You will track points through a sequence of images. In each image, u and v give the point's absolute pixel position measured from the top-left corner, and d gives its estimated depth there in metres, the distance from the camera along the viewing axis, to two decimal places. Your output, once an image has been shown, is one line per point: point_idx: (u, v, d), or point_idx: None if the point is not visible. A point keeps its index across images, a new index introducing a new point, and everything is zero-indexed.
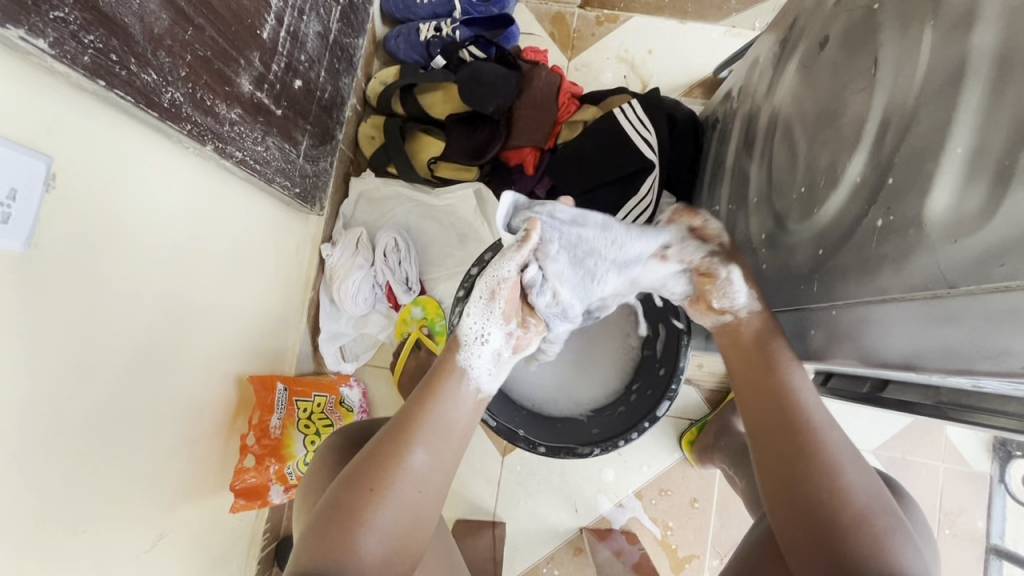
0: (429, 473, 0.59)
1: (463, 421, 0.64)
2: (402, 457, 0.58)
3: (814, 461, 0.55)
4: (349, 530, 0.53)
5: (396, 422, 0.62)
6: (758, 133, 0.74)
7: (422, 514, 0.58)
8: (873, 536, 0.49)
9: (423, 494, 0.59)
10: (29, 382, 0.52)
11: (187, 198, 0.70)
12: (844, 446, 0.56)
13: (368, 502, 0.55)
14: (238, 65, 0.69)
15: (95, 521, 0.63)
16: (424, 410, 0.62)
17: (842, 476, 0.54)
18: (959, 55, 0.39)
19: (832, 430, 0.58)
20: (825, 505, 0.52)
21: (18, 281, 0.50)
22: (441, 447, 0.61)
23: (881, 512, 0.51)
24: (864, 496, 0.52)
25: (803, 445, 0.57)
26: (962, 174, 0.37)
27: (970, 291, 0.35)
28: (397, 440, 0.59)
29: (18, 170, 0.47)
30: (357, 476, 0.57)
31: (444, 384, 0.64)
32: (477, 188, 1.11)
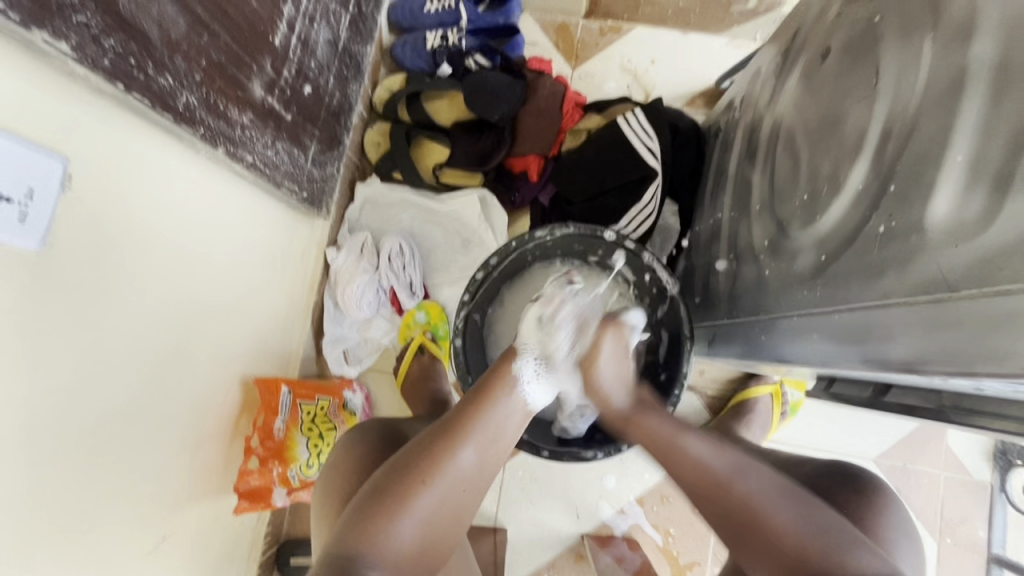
0: (475, 472, 0.61)
1: (513, 427, 0.65)
2: (452, 452, 0.60)
3: (736, 517, 0.57)
4: (392, 515, 0.56)
5: (450, 419, 0.63)
6: (760, 142, 0.75)
7: (462, 508, 0.61)
8: (822, 559, 0.53)
9: (467, 490, 0.60)
10: (39, 380, 0.53)
11: (199, 200, 0.71)
12: (754, 487, 0.58)
13: (416, 490, 0.57)
14: (251, 70, 0.70)
15: (100, 521, 0.64)
16: (478, 412, 0.63)
17: (765, 520, 0.56)
18: (959, 66, 0.40)
19: (732, 471, 0.60)
20: (772, 544, 0.55)
21: (33, 280, 0.50)
22: (490, 448, 0.62)
23: (816, 530, 0.54)
24: (794, 523, 0.55)
25: (725, 510, 0.58)
26: (963, 181, 0.38)
27: (970, 294, 0.36)
28: (449, 434, 0.61)
29: (35, 170, 0.47)
30: (411, 462, 0.59)
31: (500, 389, 0.64)
32: (481, 195, 1.12)
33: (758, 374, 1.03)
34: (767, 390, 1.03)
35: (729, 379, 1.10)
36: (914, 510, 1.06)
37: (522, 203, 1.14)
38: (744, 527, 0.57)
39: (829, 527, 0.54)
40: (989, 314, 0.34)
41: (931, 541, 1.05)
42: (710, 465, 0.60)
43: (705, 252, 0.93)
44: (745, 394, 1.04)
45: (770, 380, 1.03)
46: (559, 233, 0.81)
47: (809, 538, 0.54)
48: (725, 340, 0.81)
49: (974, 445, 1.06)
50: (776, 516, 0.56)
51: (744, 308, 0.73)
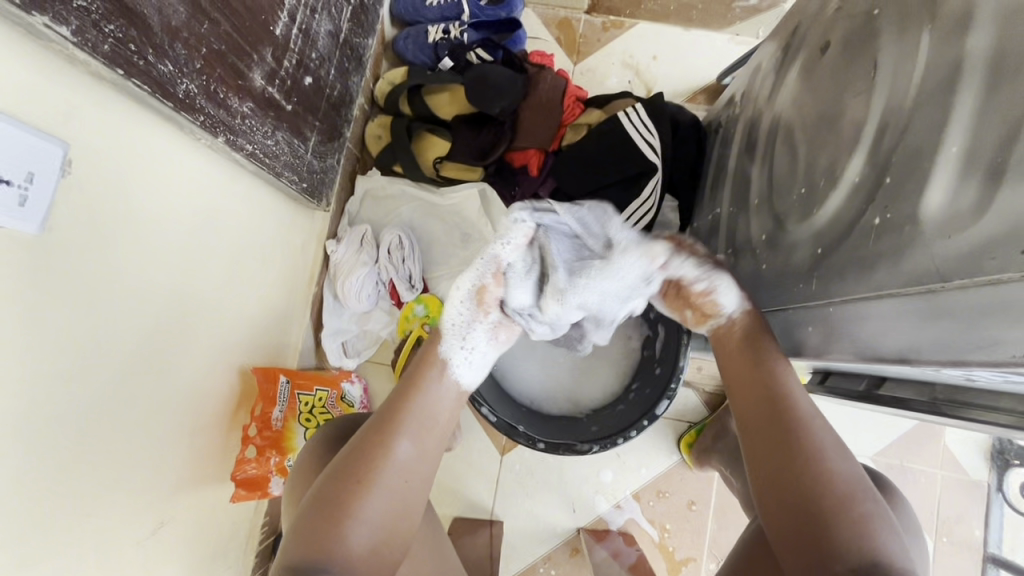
0: (414, 462, 0.62)
1: (447, 411, 0.67)
2: (387, 447, 0.60)
3: (803, 441, 0.57)
4: (339, 522, 0.55)
5: (382, 414, 0.64)
6: (760, 137, 0.75)
7: (410, 503, 0.61)
8: (855, 522, 0.51)
9: (410, 483, 0.61)
10: (38, 364, 0.53)
11: (197, 189, 0.72)
12: (828, 437, 0.57)
13: (356, 492, 0.57)
14: (251, 59, 0.70)
15: (98, 505, 0.64)
16: (405, 405, 0.65)
17: (825, 462, 0.55)
18: (955, 58, 0.40)
19: (814, 418, 0.60)
20: (815, 488, 0.54)
21: (32, 264, 0.51)
22: (424, 438, 0.64)
23: (862, 495, 0.53)
24: (849, 480, 0.54)
25: (788, 439, 0.58)
26: (957, 172, 0.38)
27: (961, 285, 0.36)
28: (381, 431, 0.61)
29: (35, 155, 0.48)
30: (343, 466, 0.58)
31: (423, 376, 0.67)
32: (480, 188, 1.12)
33: None
34: None
35: None
36: (911, 508, 1.06)
37: (522, 198, 1.13)
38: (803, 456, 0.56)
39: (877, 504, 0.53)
40: (980, 305, 0.34)
41: (928, 541, 1.05)
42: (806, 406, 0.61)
43: (704, 247, 0.93)
44: None
45: None
46: None
47: (861, 496, 0.53)
48: None
49: (971, 445, 1.06)
50: (841, 468, 0.55)
51: None
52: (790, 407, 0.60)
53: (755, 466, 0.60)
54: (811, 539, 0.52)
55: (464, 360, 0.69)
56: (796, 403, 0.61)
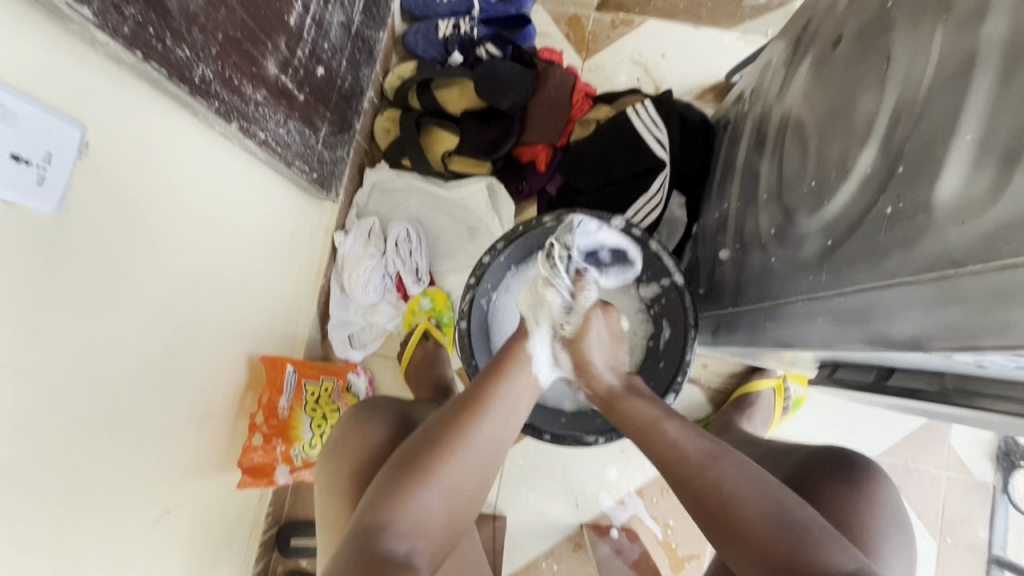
0: (493, 446, 0.64)
1: (523, 402, 0.69)
2: (475, 424, 0.63)
3: (710, 503, 0.59)
4: (418, 487, 0.58)
5: (468, 394, 0.66)
6: (769, 133, 0.75)
7: (480, 484, 0.63)
8: (815, 543, 0.53)
9: (485, 464, 0.63)
10: (50, 342, 0.54)
11: (211, 177, 0.72)
12: (739, 472, 0.60)
13: (441, 464, 0.60)
14: (265, 47, 0.71)
15: (108, 487, 0.65)
16: (494, 389, 0.66)
17: (746, 495, 0.57)
18: (971, 46, 0.40)
19: (717, 450, 0.62)
20: (761, 536, 0.55)
21: (48, 243, 0.51)
22: (507, 422, 0.66)
23: (801, 518, 0.55)
24: (759, 504, 0.57)
25: (714, 491, 0.59)
26: (972, 159, 0.38)
27: (976, 270, 0.36)
28: (470, 409, 0.64)
29: (54, 135, 0.48)
30: (432, 436, 0.62)
31: (513, 364, 0.69)
32: (489, 183, 1.13)
33: (761, 368, 1.04)
34: (770, 384, 1.03)
35: (731, 373, 1.10)
36: (915, 508, 1.06)
37: (529, 193, 1.14)
38: (712, 498, 0.59)
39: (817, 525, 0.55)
40: (996, 288, 0.34)
41: (932, 541, 1.04)
42: (688, 450, 0.63)
43: (711, 243, 0.93)
44: (747, 389, 1.04)
45: (773, 375, 1.03)
46: (567, 218, 0.82)
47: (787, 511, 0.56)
48: (729, 330, 0.82)
49: (977, 447, 1.06)
50: (749, 499, 0.57)
51: (750, 297, 0.73)
52: (681, 453, 0.63)
53: (691, 514, 0.61)
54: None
55: (544, 362, 0.72)
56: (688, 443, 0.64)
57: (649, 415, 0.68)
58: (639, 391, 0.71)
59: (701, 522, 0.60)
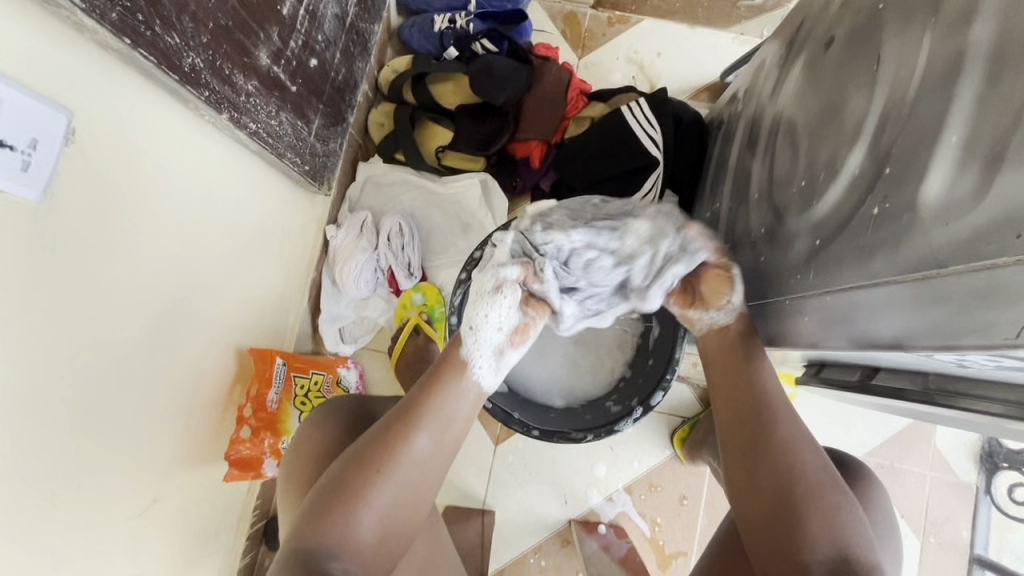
0: (429, 459, 0.62)
1: (463, 410, 0.66)
2: (406, 440, 0.61)
3: (775, 438, 0.61)
4: (346, 511, 0.56)
5: (403, 407, 0.64)
6: (761, 133, 0.76)
7: (418, 500, 0.61)
8: (825, 517, 0.55)
9: (420, 479, 0.61)
10: (34, 332, 0.53)
11: (200, 168, 0.72)
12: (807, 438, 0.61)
13: (369, 484, 0.58)
14: (258, 38, 0.70)
15: (94, 478, 0.64)
16: (429, 400, 0.64)
17: (802, 455, 0.59)
18: (958, 49, 0.40)
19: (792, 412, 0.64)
20: (792, 488, 0.58)
21: (33, 231, 0.51)
22: (443, 433, 0.64)
23: (836, 488, 0.58)
24: (817, 471, 0.58)
25: (767, 437, 0.61)
26: (956, 161, 0.39)
27: (957, 271, 0.36)
28: (403, 423, 0.62)
29: (39, 122, 0.48)
30: (361, 454, 0.59)
31: (448, 374, 0.66)
32: (482, 179, 1.13)
33: None
34: None
35: None
36: (899, 508, 1.07)
37: (523, 189, 1.14)
38: (775, 438, 0.61)
39: (852, 506, 0.57)
40: (977, 289, 0.34)
41: (915, 540, 1.06)
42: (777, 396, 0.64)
43: None
44: None
45: None
46: None
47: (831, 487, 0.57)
48: None
49: (962, 448, 1.07)
50: (809, 461, 0.59)
51: (739, 296, 0.74)
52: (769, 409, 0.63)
53: (735, 442, 0.64)
54: (785, 537, 0.56)
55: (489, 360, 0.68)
56: (778, 404, 0.64)
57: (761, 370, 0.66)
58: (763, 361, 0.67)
59: (744, 451, 0.62)
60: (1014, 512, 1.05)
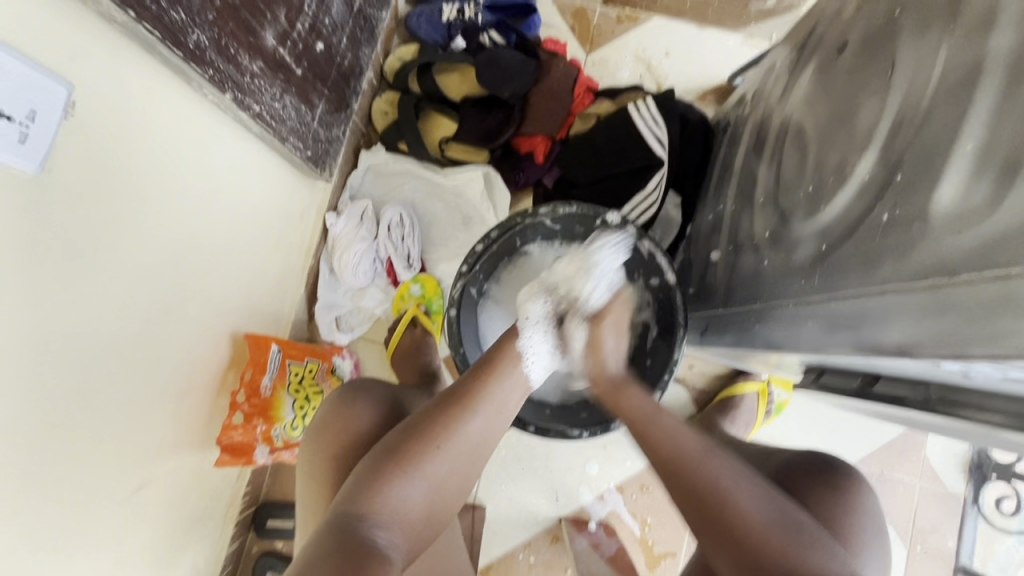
0: (480, 441, 0.63)
1: (516, 400, 0.68)
2: (461, 419, 0.62)
3: (705, 486, 0.58)
4: (399, 480, 0.57)
5: (457, 388, 0.66)
6: (769, 137, 0.75)
7: (463, 478, 0.62)
8: (784, 553, 0.53)
9: (470, 460, 0.63)
10: (25, 307, 0.52)
11: (200, 149, 0.70)
12: (732, 470, 0.59)
13: (426, 457, 0.59)
14: (264, 18, 0.69)
15: (82, 458, 0.63)
16: (484, 385, 0.66)
17: (737, 499, 0.56)
18: (977, 57, 0.40)
19: (709, 452, 0.61)
20: (745, 540, 0.54)
21: (28, 205, 0.50)
22: (496, 417, 0.65)
23: (784, 513, 0.56)
24: (760, 511, 0.56)
25: (699, 496, 0.58)
26: (971, 170, 0.38)
27: (968, 280, 0.36)
28: (460, 404, 0.63)
29: (38, 92, 0.47)
30: (419, 427, 0.61)
31: (506, 363, 0.68)
32: (485, 171, 1.11)
33: (747, 372, 1.04)
34: (754, 388, 1.04)
35: (717, 375, 1.11)
36: (887, 516, 1.07)
37: (525, 184, 1.12)
38: (707, 490, 0.58)
39: (802, 520, 0.56)
40: (986, 298, 0.34)
41: (902, 549, 1.06)
42: (687, 440, 0.63)
43: (704, 244, 0.93)
44: (731, 391, 1.04)
45: (757, 379, 1.04)
46: (561, 212, 0.81)
47: (778, 526, 0.55)
48: (717, 330, 0.82)
49: (952, 458, 1.08)
50: (751, 505, 0.56)
51: (740, 298, 0.73)
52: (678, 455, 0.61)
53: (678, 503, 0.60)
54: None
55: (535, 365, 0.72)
56: (677, 444, 0.62)
57: (669, 420, 0.65)
58: (648, 402, 0.69)
59: (685, 503, 0.59)
60: (1001, 524, 1.05)
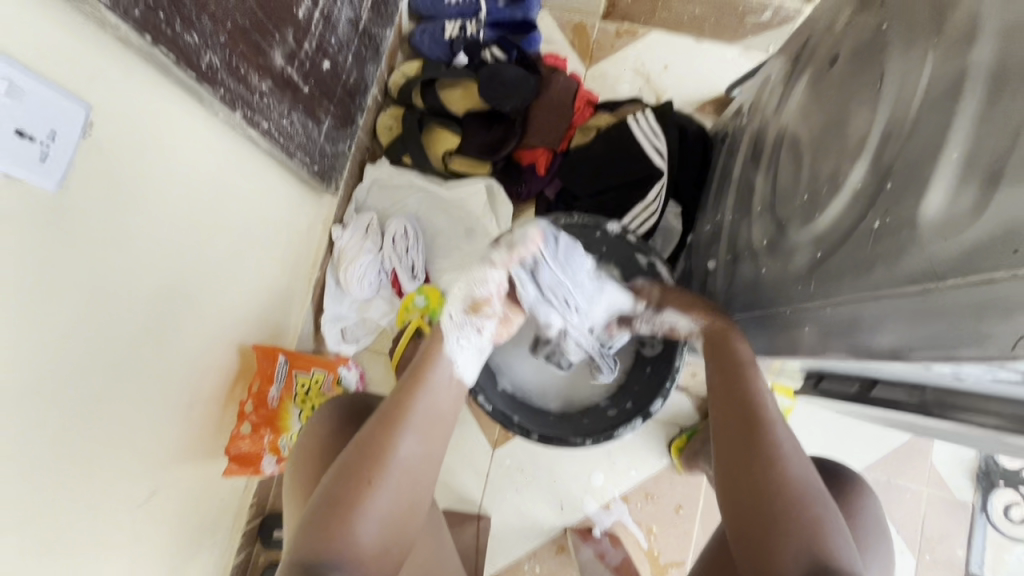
0: (420, 458, 0.63)
1: (448, 404, 0.68)
2: (395, 440, 0.61)
3: (763, 446, 0.60)
4: (348, 518, 0.56)
5: (389, 407, 0.65)
6: (765, 147, 0.77)
7: (414, 502, 0.61)
8: (804, 530, 0.53)
9: (414, 481, 0.61)
10: (46, 318, 0.54)
11: (210, 166, 0.73)
12: (790, 440, 0.60)
13: (366, 491, 0.58)
14: (274, 38, 0.72)
15: (94, 469, 0.65)
16: (415, 398, 0.65)
17: (785, 468, 0.58)
18: (961, 68, 0.41)
19: (778, 421, 0.63)
20: (770, 489, 0.57)
21: (46, 221, 0.51)
22: (431, 433, 0.64)
23: (818, 502, 0.56)
24: (800, 479, 0.57)
25: (759, 452, 0.59)
26: (956, 177, 0.40)
27: (956, 283, 0.37)
28: (388, 425, 0.62)
29: (60, 112, 0.49)
30: (354, 461, 0.59)
31: (432, 367, 0.68)
32: (488, 184, 1.14)
33: None
34: None
35: None
36: (895, 524, 1.07)
37: (528, 196, 1.14)
38: (765, 448, 0.60)
39: (832, 515, 0.55)
40: (976, 302, 0.35)
41: (911, 557, 1.06)
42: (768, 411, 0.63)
43: (704, 253, 0.94)
44: None
45: None
46: (563, 222, 0.83)
47: (811, 503, 0.55)
48: None
49: (958, 464, 1.08)
50: (794, 471, 0.58)
51: (741, 306, 0.74)
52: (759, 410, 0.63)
53: (726, 454, 0.62)
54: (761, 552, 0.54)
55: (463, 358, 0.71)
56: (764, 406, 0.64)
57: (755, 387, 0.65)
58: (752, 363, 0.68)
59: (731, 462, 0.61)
60: (1010, 531, 1.05)
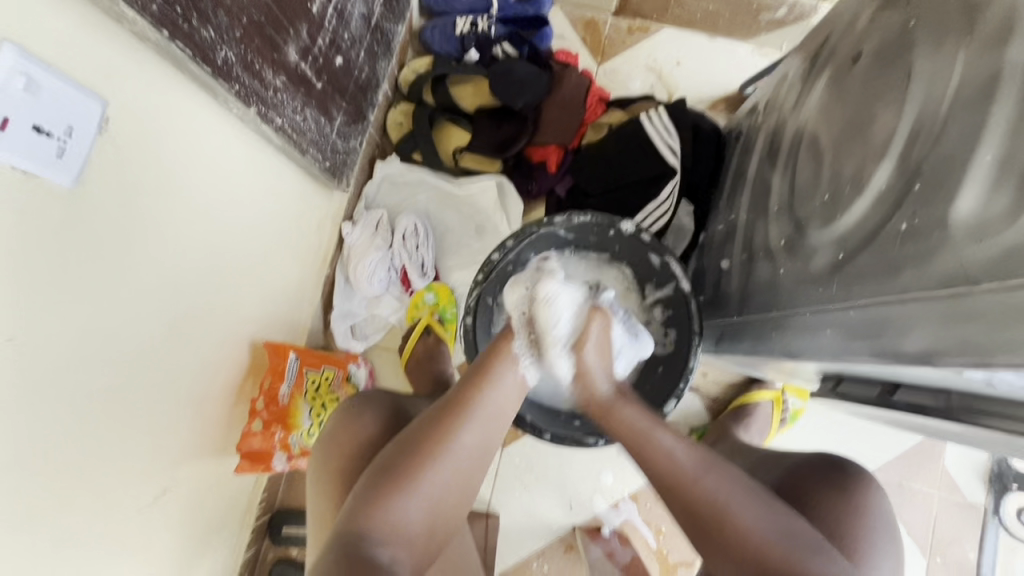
0: (475, 452, 0.64)
1: (511, 407, 0.68)
2: (455, 432, 0.62)
3: (702, 512, 0.59)
4: (396, 496, 0.58)
5: (454, 398, 0.66)
6: (783, 146, 0.76)
7: (461, 493, 0.63)
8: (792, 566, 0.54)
9: (464, 475, 0.63)
10: (60, 316, 0.54)
11: (223, 161, 0.72)
12: (725, 486, 0.59)
13: (418, 476, 0.60)
14: (287, 33, 0.71)
15: (107, 465, 0.65)
16: (479, 394, 0.66)
17: (741, 521, 0.57)
18: (995, 68, 0.41)
19: (693, 468, 0.61)
20: (738, 549, 0.56)
21: (61, 218, 0.51)
22: (487, 434, 0.65)
23: (790, 533, 0.56)
24: (765, 526, 0.56)
25: (703, 520, 0.58)
26: (989, 179, 0.39)
27: (991, 288, 0.36)
28: (452, 415, 0.64)
29: (77, 108, 0.49)
30: (413, 443, 0.61)
31: (499, 365, 0.68)
32: (498, 181, 1.12)
33: (761, 380, 1.04)
34: (769, 397, 1.03)
35: (732, 382, 1.10)
36: (905, 526, 1.06)
37: (538, 194, 1.14)
38: (710, 515, 0.58)
39: (805, 533, 0.57)
40: (1010, 307, 0.35)
41: (921, 559, 1.05)
42: (675, 465, 0.62)
43: (717, 252, 0.93)
44: (746, 398, 1.04)
45: (772, 387, 1.04)
46: (576, 220, 0.81)
47: (780, 541, 0.55)
48: (732, 338, 0.83)
49: (971, 467, 1.07)
50: (753, 520, 0.57)
51: (757, 306, 0.73)
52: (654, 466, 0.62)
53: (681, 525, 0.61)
54: None
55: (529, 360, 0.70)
56: (651, 449, 0.63)
57: (662, 441, 0.64)
58: (645, 424, 0.66)
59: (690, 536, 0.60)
60: None
